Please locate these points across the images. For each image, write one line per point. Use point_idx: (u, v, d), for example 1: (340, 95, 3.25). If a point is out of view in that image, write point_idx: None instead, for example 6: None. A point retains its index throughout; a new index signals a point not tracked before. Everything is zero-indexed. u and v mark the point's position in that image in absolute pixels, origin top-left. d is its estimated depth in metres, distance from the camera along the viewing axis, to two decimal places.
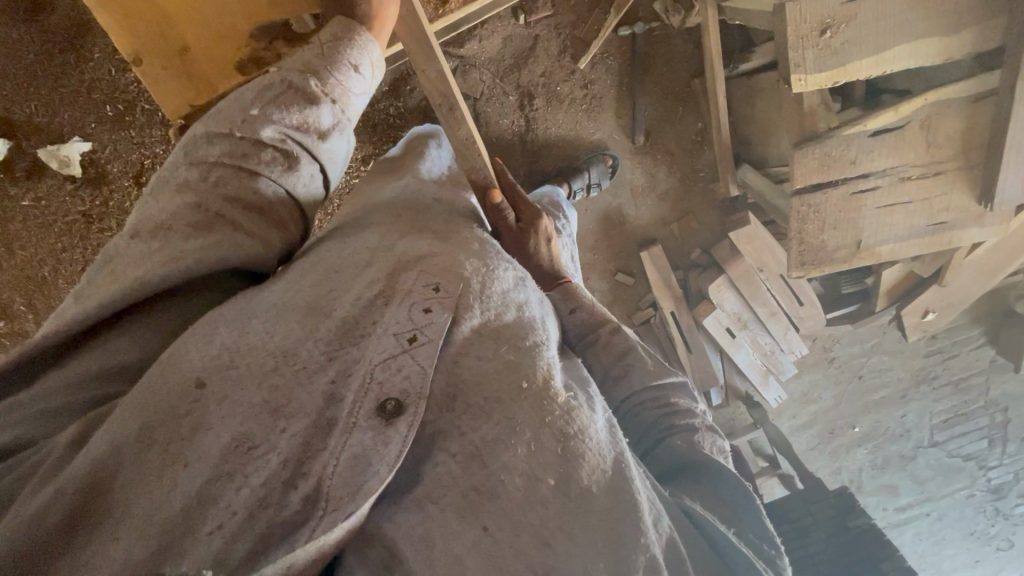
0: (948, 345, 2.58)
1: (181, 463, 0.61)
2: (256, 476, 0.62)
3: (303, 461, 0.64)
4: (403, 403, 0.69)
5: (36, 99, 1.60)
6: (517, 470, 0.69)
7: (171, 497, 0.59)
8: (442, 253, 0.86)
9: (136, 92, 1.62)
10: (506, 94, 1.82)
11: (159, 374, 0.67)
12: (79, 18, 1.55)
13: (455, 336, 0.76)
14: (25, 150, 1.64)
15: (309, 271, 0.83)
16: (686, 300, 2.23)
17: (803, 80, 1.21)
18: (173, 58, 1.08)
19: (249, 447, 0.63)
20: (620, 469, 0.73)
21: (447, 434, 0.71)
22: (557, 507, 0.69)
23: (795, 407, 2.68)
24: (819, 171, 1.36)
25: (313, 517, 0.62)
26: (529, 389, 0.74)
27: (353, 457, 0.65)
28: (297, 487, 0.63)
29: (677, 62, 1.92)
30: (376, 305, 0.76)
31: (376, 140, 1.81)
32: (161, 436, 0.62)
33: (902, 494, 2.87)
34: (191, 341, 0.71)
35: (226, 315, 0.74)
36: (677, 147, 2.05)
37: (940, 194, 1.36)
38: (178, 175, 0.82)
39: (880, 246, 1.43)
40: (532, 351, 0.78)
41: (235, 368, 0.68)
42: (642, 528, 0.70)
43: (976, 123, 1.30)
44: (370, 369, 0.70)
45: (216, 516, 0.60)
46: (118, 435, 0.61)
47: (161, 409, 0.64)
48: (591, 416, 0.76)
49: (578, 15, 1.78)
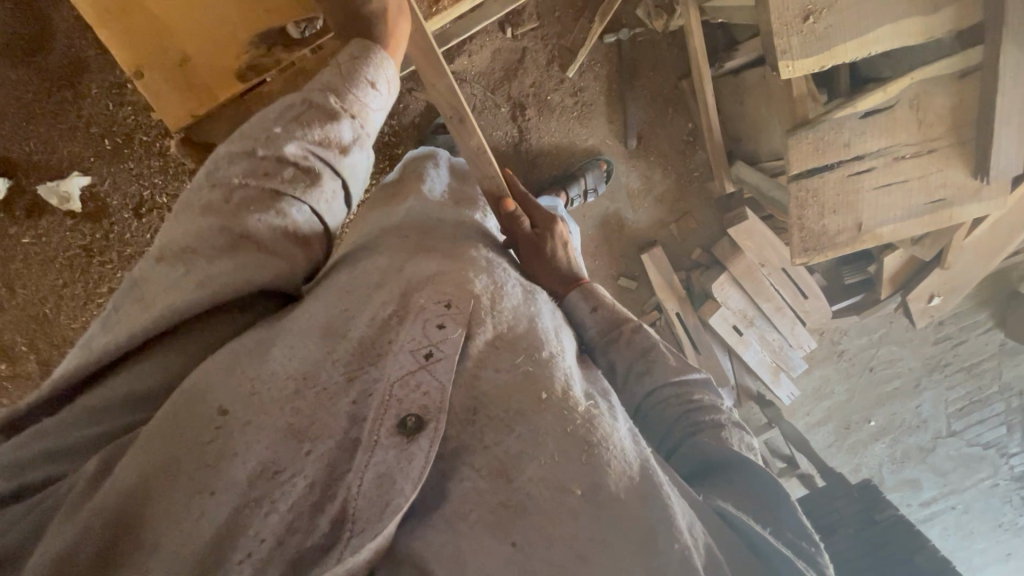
0: (956, 331, 2.57)
1: (208, 492, 0.62)
2: (282, 501, 0.63)
3: (329, 484, 0.65)
4: (423, 419, 0.68)
5: (35, 137, 1.62)
6: (544, 480, 0.69)
7: (199, 526, 0.60)
8: (452, 271, 0.85)
9: (133, 124, 1.64)
10: (497, 106, 1.84)
11: (184, 405, 0.67)
12: (75, 56, 1.57)
13: (470, 350, 0.76)
14: (26, 189, 1.65)
15: (322, 294, 0.84)
16: (690, 301, 2.23)
17: (791, 67, 1.23)
18: (173, 70, 1.01)
19: (275, 471, 0.64)
20: (647, 473, 0.72)
21: (471, 446, 0.71)
22: (587, 517, 0.67)
23: (808, 403, 2.63)
24: (815, 156, 1.35)
25: (340, 541, 0.63)
26: (549, 400, 0.74)
27: (378, 476, 0.65)
28: (325, 510, 0.64)
29: (663, 64, 1.96)
30: (391, 325, 0.76)
31: (372, 158, 1.83)
32: (187, 465, 0.63)
33: (925, 488, 2.82)
34: (216, 371, 0.70)
35: (245, 345, 0.74)
36: (670, 148, 2.07)
37: (936, 171, 1.37)
38: (201, 197, 0.80)
39: (880, 228, 1.42)
40: (549, 362, 0.78)
41: (257, 395, 0.68)
42: (677, 530, 0.68)
43: (965, 99, 1.32)
44: (388, 387, 0.70)
45: (246, 544, 0.61)
46: (144, 467, 0.62)
47: (186, 439, 0.65)
48: (613, 424, 0.75)
49: (564, 25, 1.83)
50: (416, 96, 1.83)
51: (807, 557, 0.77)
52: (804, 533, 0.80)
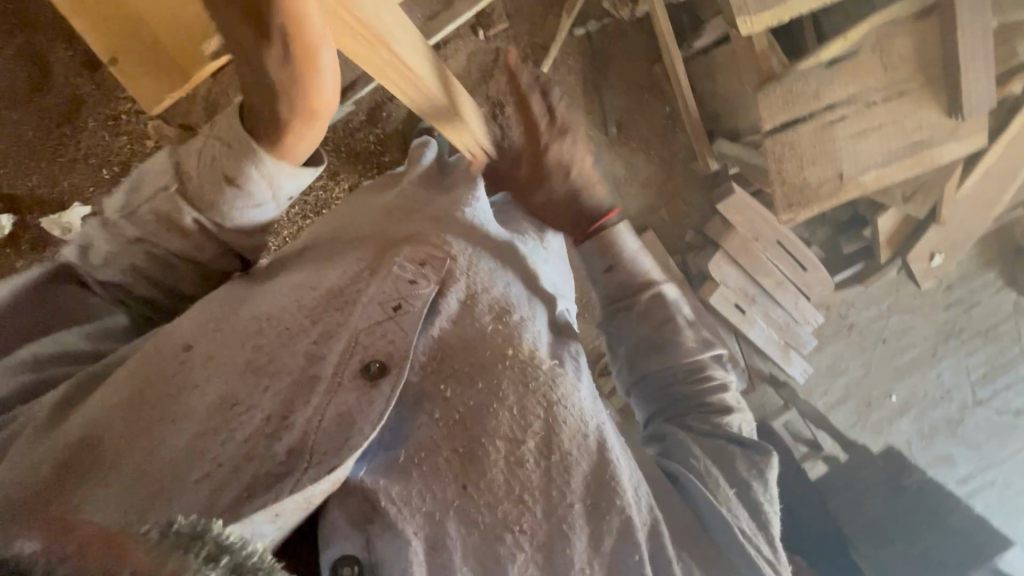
0: (966, 294, 2.54)
1: (170, 419, 0.60)
2: (239, 432, 0.60)
3: (286, 415, 0.63)
4: (387, 364, 0.67)
5: (36, 172, 1.67)
6: (499, 434, 0.69)
7: (161, 451, 0.57)
8: (429, 232, 0.83)
9: (129, 153, 1.71)
10: (477, 106, 1.88)
11: (151, 344, 0.66)
12: (72, 93, 1.65)
13: (441, 307, 0.75)
14: (30, 223, 1.69)
15: (299, 266, 0.81)
16: (689, 284, 2.21)
17: (749, 22, 1.26)
18: (146, 50, 1.05)
19: (232, 404, 0.62)
20: (601, 443, 0.74)
21: (431, 396, 0.70)
22: (537, 468, 0.69)
23: (825, 382, 2.53)
24: (786, 108, 1.37)
25: (298, 469, 0.60)
26: (514, 356, 0.74)
27: (338, 415, 0.63)
28: (281, 438, 0.61)
29: (634, 53, 2.03)
30: (363, 277, 0.75)
31: (359, 168, 1.86)
32: (151, 396, 0.61)
33: (959, 464, 2.69)
34: (193, 325, 0.68)
35: (220, 296, 0.73)
36: (651, 133, 2.10)
37: (911, 113, 1.40)
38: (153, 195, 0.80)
39: (861, 175, 1.44)
40: (518, 325, 0.79)
41: (221, 330, 0.68)
42: (620, 490, 0.73)
43: (927, 39, 1.35)
44: (354, 333, 0.68)
45: (202, 465, 0.57)
46: (108, 398, 0.60)
47: (150, 371, 0.63)
48: (575, 385, 0.77)
49: (534, 23, 1.90)
50: (397, 103, 1.89)
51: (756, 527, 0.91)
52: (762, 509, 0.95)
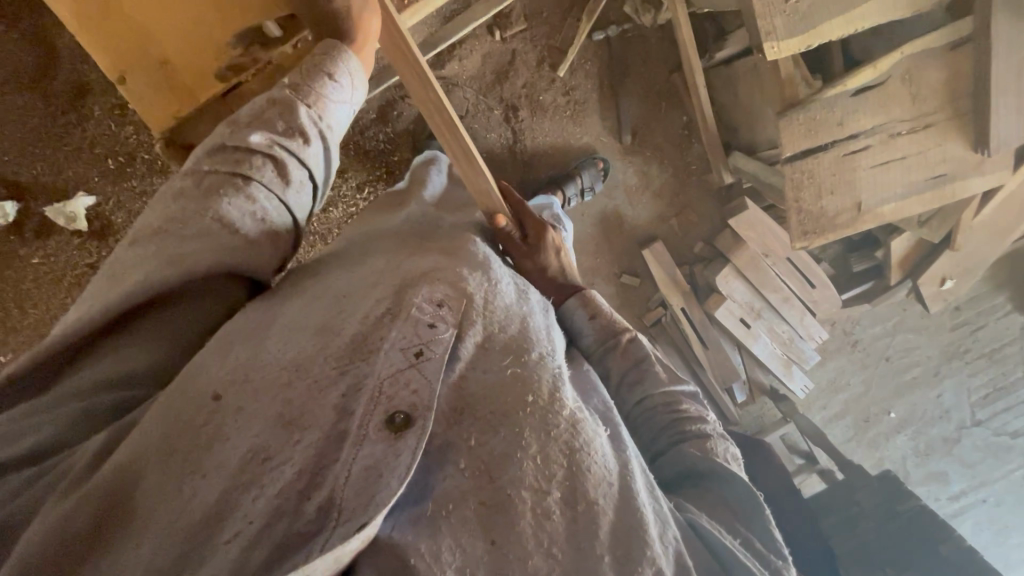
0: (973, 316, 2.52)
1: (201, 472, 0.62)
2: (271, 487, 0.61)
3: (317, 472, 0.63)
4: (412, 416, 0.66)
5: (41, 159, 1.63)
6: (524, 484, 0.69)
7: (193, 504, 0.60)
8: (446, 267, 0.83)
9: (136, 144, 1.68)
10: (490, 108, 1.84)
11: (180, 381, 0.67)
12: (77, 80, 1.60)
13: (460, 351, 0.75)
14: (35, 211, 1.66)
15: (317, 297, 0.80)
16: (695, 296, 2.19)
17: (776, 47, 1.23)
18: (155, 73, 0.96)
19: (265, 458, 0.63)
20: (625, 483, 0.74)
21: (456, 446, 0.70)
22: (563, 518, 0.69)
23: (824, 396, 2.54)
24: (807, 136, 1.34)
25: (326, 529, 0.61)
26: (534, 403, 0.73)
27: (365, 470, 0.63)
28: (312, 496, 0.62)
29: (653, 59, 1.98)
30: (384, 322, 0.73)
31: (369, 166, 1.83)
32: (182, 445, 0.63)
33: (953, 481, 2.71)
34: (210, 351, 0.70)
35: (245, 325, 0.74)
36: (666, 142, 2.07)
37: (934, 146, 1.37)
38: (173, 185, 0.78)
39: (881, 207, 1.41)
40: (537, 364, 0.78)
41: (250, 381, 0.67)
42: (649, 540, 0.71)
43: (958, 71, 1.31)
44: (378, 384, 0.68)
45: (234, 525, 0.60)
46: (141, 442, 0.62)
47: (180, 419, 0.64)
48: (596, 430, 0.76)
49: (552, 26, 1.84)
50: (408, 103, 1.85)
51: (770, 567, 0.84)
52: (773, 547, 0.87)
